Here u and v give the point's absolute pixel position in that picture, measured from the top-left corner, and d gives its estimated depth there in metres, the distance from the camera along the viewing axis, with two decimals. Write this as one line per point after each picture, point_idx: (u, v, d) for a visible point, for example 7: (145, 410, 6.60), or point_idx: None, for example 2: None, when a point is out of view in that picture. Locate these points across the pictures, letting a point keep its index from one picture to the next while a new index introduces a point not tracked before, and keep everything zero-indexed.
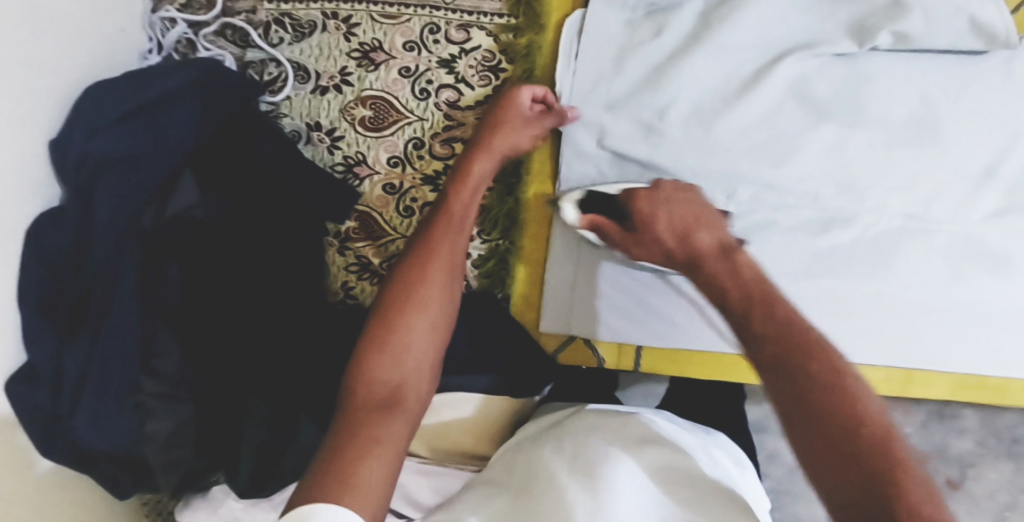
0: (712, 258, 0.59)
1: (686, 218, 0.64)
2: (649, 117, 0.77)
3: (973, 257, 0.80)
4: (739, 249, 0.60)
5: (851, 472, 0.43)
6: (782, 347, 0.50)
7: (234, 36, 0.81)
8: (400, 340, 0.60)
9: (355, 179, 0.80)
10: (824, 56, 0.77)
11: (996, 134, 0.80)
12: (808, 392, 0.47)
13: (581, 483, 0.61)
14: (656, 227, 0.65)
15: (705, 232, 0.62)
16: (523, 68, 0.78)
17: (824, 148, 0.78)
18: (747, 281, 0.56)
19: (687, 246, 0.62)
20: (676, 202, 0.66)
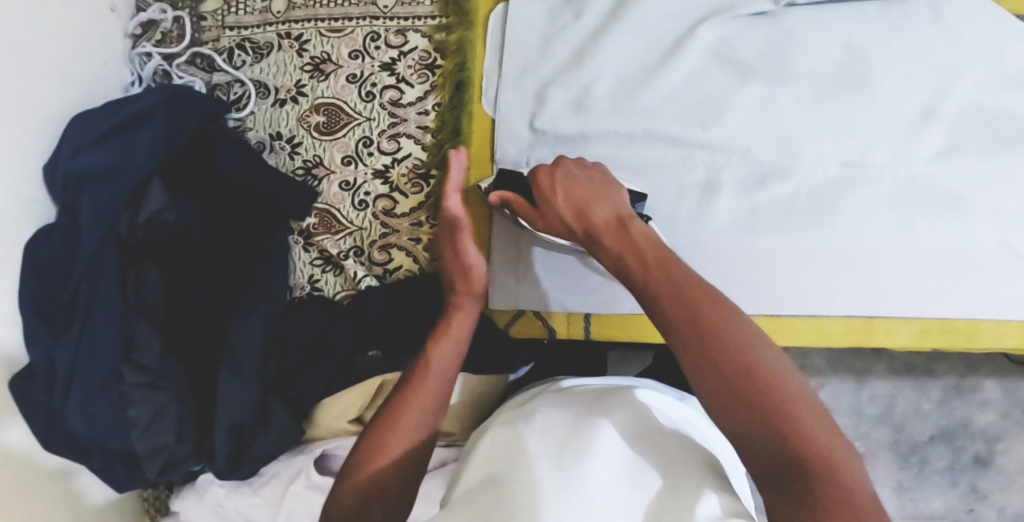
0: (609, 230, 0.67)
1: (582, 193, 0.71)
2: (576, 94, 0.81)
3: (927, 199, 0.80)
4: (631, 221, 0.67)
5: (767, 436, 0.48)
6: (711, 352, 0.53)
7: (202, 63, 0.90)
8: (416, 402, 0.65)
9: (314, 180, 0.86)
10: (742, 18, 0.81)
11: (935, 72, 0.80)
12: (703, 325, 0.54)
13: (556, 469, 0.59)
14: (555, 203, 0.71)
15: (600, 206, 0.69)
16: (456, 62, 0.83)
17: (753, 105, 0.80)
18: (681, 283, 0.58)
19: (583, 220, 0.69)
20: (573, 177, 0.72)
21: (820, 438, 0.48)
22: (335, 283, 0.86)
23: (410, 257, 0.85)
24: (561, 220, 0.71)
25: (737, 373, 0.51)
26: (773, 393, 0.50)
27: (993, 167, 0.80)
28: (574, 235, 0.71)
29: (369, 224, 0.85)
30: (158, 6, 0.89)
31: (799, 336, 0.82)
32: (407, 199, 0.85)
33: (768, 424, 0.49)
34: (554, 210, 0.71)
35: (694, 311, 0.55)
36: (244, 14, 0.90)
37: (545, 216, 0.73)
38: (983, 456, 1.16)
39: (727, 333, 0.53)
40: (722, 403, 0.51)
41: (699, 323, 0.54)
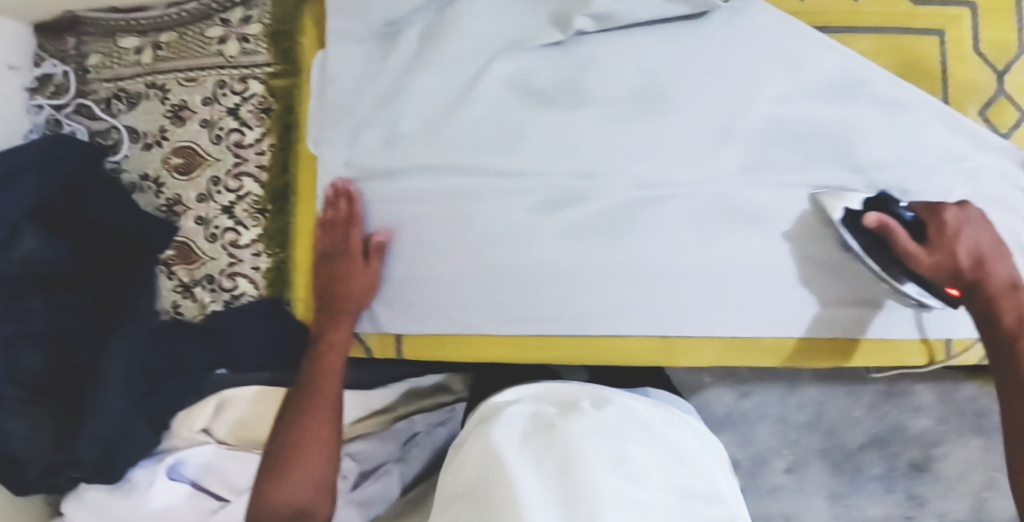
0: (1004, 295, 0.73)
1: (986, 246, 0.74)
2: (385, 133, 0.86)
3: (725, 216, 0.83)
4: (1022, 291, 0.73)
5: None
6: None
7: (86, 113, 1.01)
8: (318, 413, 0.81)
9: (175, 215, 0.97)
10: (537, 49, 0.84)
11: (729, 90, 0.82)
12: (1021, 386, 0.70)
13: (544, 481, 0.63)
14: (958, 245, 0.74)
15: (1002, 265, 0.74)
16: (284, 105, 0.92)
17: (551, 134, 0.84)
18: (1019, 311, 0.72)
19: (981, 270, 0.73)
20: (979, 224, 0.75)
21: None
22: (195, 308, 0.96)
23: (251, 284, 0.93)
24: (953, 258, 0.74)
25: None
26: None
27: (790, 181, 0.83)
28: (959, 276, 0.74)
29: (218, 255, 0.94)
30: (50, 61, 1.01)
31: (592, 353, 0.86)
32: (248, 231, 0.93)
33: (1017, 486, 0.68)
34: (958, 251, 0.74)
35: (1022, 381, 0.71)
36: (119, 67, 1.00)
37: (940, 251, 0.74)
38: (919, 462, 1.14)
39: None
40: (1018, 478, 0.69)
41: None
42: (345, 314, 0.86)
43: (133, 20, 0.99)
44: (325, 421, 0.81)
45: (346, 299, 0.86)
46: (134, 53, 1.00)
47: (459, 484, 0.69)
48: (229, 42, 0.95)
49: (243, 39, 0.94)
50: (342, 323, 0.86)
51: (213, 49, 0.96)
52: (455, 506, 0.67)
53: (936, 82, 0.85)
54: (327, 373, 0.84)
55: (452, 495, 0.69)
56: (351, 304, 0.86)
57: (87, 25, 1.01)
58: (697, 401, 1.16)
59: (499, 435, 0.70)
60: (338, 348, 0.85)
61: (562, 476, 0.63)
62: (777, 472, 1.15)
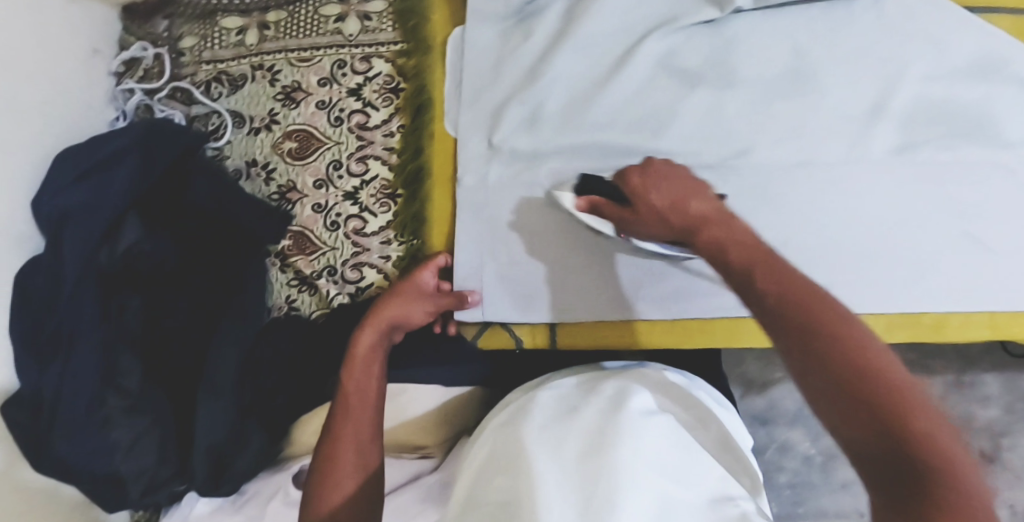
0: (712, 226, 0.60)
1: (682, 187, 0.64)
2: (530, 111, 0.84)
3: (869, 199, 0.82)
4: (733, 218, 0.60)
5: (844, 407, 0.46)
6: (845, 358, 0.47)
7: (182, 97, 0.94)
8: (342, 428, 0.67)
9: (288, 204, 0.90)
10: (688, 28, 0.83)
11: (882, 68, 0.83)
12: (804, 305, 0.50)
13: (564, 472, 0.59)
14: (648, 196, 0.66)
15: (701, 200, 0.63)
16: (416, 84, 0.87)
17: (704, 112, 0.82)
18: (737, 236, 0.58)
19: (681, 213, 0.62)
20: (665, 170, 0.67)
21: (911, 404, 0.44)
22: (312, 303, 0.89)
23: (379, 274, 0.87)
24: (659, 214, 0.65)
25: (836, 354, 0.47)
26: (867, 369, 0.46)
27: (944, 158, 0.82)
28: (671, 230, 0.64)
29: (341, 245, 0.88)
30: (139, 44, 0.94)
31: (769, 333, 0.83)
32: (376, 218, 0.87)
33: (854, 398, 0.45)
34: (651, 201, 0.66)
35: (803, 285, 0.52)
36: (219, 48, 0.94)
37: (641, 214, 0.67)
38: (988, 452, 1.17)
39: (863, 343, 0.47)
40: (841, 425, 0.46)
41: (808, 292, 0.51)
42: (382, 317, 0.74)
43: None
44: (359, 438, 0.67)
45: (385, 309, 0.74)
46: (236, 34, 0.93)
47: (473, 473, 0.65)
48: (349, 20, 0.90)
49: (365, 16, 0.90)
50: (373, 324, 0.73)
51: (330, 28, 0.91)
52: (464, 491, 0.64)
53: None
54: (353, 382, 0.70)
55: (464, 472, 0.67)
56: (383, 307, 0.74)
57: (182, 7, 0.95)
58: (766, 399, 1.15)
59: (516, 424, 0.66)
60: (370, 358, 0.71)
61: (584, 466, 0.59)
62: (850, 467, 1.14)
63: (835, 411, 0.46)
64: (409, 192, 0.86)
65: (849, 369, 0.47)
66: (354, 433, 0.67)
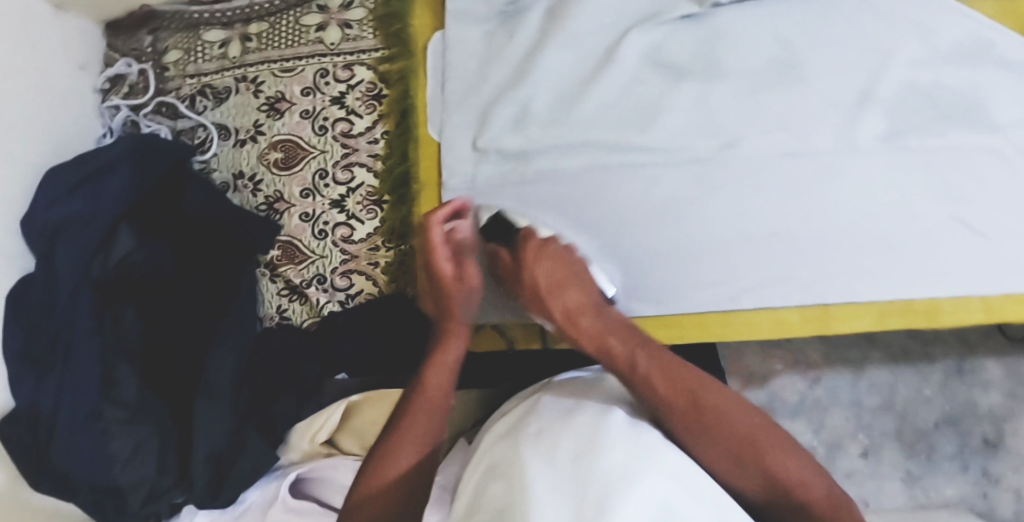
0: (586, 316, 0.72)
1: (556, 271, 0.74)
2: (517, 111, 0.83)
3: (859, 186, 0.81)
4: (602, 311, 0.73)
5: (742, 474, 0.63)
6: (718, 433, 0.64)
7: (168, 112, 0.94)
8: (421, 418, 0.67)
9: (276, 214, 0.90)
10: (670, 23, 0.82)
11: (868, 55, 0.82)
12: (678, 396, 0.64)
13: (559, 479, 0.58)
14: (535, 276, 0.74)
15: (569, 288, 0.73)
16: (400, 89, 0.87)
17: (689, 105, 0.82)
18: (604, 327, 0.71)
19: (558, 306, 0.72)
20: (549, 250, 0.75)
21: (776, 465, 0.62)
22: (303, 311, 0.89)
23: (369, 280, 0.87)
24: (553, 297, 0.73)
25: (715, 431, 0.64)
26: (745, 450, 0.63)
27: (932, 141, 0.81)
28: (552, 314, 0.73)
29: (330, 253, 0.88)
30: (123, 60, 0.94)
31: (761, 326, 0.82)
32: (364, 225, 0.87)
33: (738, 461, 0.63)
34: (536, 279, 0.74)
35: (680, 393, 0.65)
36: (202, 61, 0.94)
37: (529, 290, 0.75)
38: (992, 439, 1.11)
39: (732, 416, 0.64)
40: (733, 478, 0.64)
41: (682, 397, 0.64)
42: (455, 311, 0.74)
43: (218, 11, 0.93)
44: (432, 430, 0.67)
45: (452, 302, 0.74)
46: (219, 46, 0.94)
47: (480, 477, 0.64)
48: (330, 28, 0.90)
49: (346, 24, 0.90)
50: (453, 322, 0.73)
51: (311, 37, 0.91)
52: (470, 492, 0.64)
53: None
54: (437, 369, 0.70)
55: (471, 475, 0.66)
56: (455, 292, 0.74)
57: (164, 20, 0.95)
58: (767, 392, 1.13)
59: (519, 431, 0.66)
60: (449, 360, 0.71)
61: (575, 472, 0.58)
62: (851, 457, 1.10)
63: (731, 471, 0.63)
64: (393, 195, 0.86)
65: (722, 443, 0.63)
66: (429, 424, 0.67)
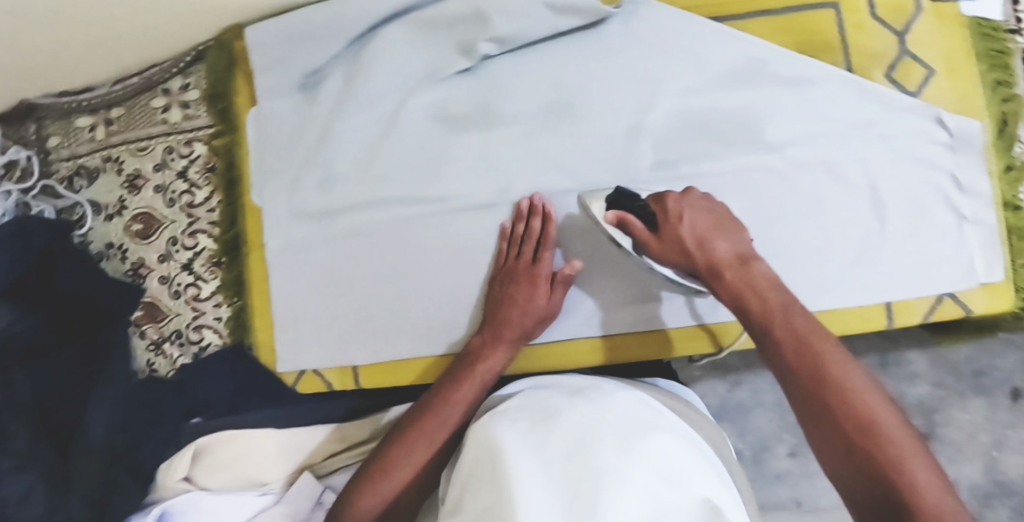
0: (729, 269, 0.76)
1: (704, 227, 0.78)
2: (321, 175, 0.91)
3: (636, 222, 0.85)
4: (754, 263, 0.76)
5: (847, 453, 0.64)
6: (834, 398, 0.66)
7: (52, 193, 1.06)
8: (444, 415, 0.82)
9: (141, 278, 1.02)
10: (450, 78, 0.87)
11: (633, 91, 0.85)
12: (804, 357, 0.69)
13: (545, 475, 0.67)
14: (680, 228, 0.78)
15: (723, 243, 0.77)
16: (228, 162, 0.97)
17: (473, 155, 0.87)
18: (754, 286, 0.74)
19: (705, 253, 0.77)
20: (698, 208, 0.79)
21: (885, 424, 0.64)
22: (167, 363, 1.00)
23: (216, 333, 0.98)
24: (682, 248, 0.78)
25: (825, 396, 0.66)
26: (850, 408, 0.65)
27: (704, 168, 0.84)
28: (693, 265, 0.78)
29: (183, 310, 0.99)
30: (14, 148, 1.05)
31: (535, 360, 0.91)
32: (208, 284, 0.98)
33: (844, 432, 0.65)
34: (677, 237, 0.78)
35: (805, 336, 0.70)
36: (77, 145, 1.06)
37: (662, 244, 0.79)
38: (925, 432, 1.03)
39: (858, 392, 0.66)
40: (829, 451, 0.65)
41: (805, 343, 0.70)
42: (503, 339, 0.85)
43: (85, 99, 1.05)
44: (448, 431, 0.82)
45: (508, 327, 0.85)
46: (88, 131, 1.05)
47: (468, 469, 0.72)
48: (172, 110, 1.01)
49: (184, 105, 1.00)
50: (498, 347, 0.84)
51: (158, 118, 1.02)
52: (463, 485, 0.72)
53: (836, 54, 0.86)
54: (471, 381, 0.83)
55: (459, 470, 0.74)
56: (511, 313, 0.84)
57: (43, 111, 1.06)
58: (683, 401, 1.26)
59: (504, 427, 0.73)
60: (485, 373, 0.84)
61: (568, 466, 0.67)
62: (780, 457, 1.20)
63: (839, 440, 0.65)
64: (228, 258, 0.97)
65: (832, 409, 0.66)
66: (455, 419, 0.82)
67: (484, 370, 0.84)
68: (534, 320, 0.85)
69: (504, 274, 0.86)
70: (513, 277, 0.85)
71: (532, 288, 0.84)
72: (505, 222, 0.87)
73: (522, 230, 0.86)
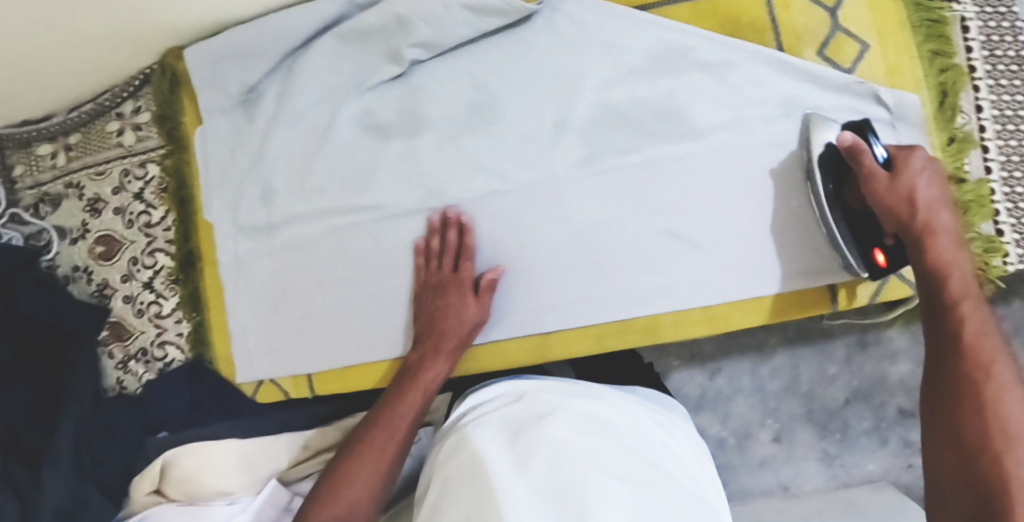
0: (939, 236, 0.70)
1: (928, 191, 0.72)
2: (261, 189, 0.92)
3: (565, 217, 0.83)
4: (962, 241, 0.71)
5: (962, 465, 0.61)
6: (978, 403, 0.62)
7: (17, 220, 1.08)
8: (388, 432, 0.80)
9: (107, 298, 1.05)
10: (380, 86, 0.88)
11: (558, 86, 0.84)
12: (966, 349, 0.64)
13: (532, 480, 0.66)
14: (906, 178, 0.73)
15: (942, 212, 0.71)
16: (177, 180, 0.98)
17: (402, 161, 0.88)
18: (954, 265, 0.69)
19: (925, 214, 0.71)
20: (928, 169, 0.73)
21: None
22: (135, 380, 1.03)
23: (178, 349, 1.00)
24: (901, 199, 0.72)
25: (969, 399, 0.62)
26: (988, 408, 0.61)
27: (631, 160, 0.83)
28: (901, 223, 0.72)
29: (146, 328, 1.01)
30: None
31: (483, 360, 0.88)
32: (168, 301, 1.00)
33: (974, 440, 0.61)
34: (882, 192, 0.73)
35: (976, 340, 0.65)
36: (39, 173, 1.09)
37: (875, 193, 0.74)
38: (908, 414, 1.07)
39: (1009, 408, 0.61)
40: (947, 456, 0.62)
41: (979, 344, 0.64)
42: (442, 350, 0.83)
43: (42, 128, 1.07)
44: (393, 447, 0.79)
45: (448, 336, 0.83)
46: (48, 158, 1.08)
47: (447, 476, 0.70)
48: (126, 133, 1.03)
49: (136, 127, 1.02)
50: (438, 359, 0.83)
51: (114, 142, 1.04)
52: (439, 490, 0.69)
53: (767, 35, 0.85)
54: (417, 389, 0.82)
55: (434, 476, 0.72)
56: (444, 326, 0.83)
57: (2, 141, 1.08)
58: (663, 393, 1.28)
59: (483, 434, 0.72)
60: (428, 385, 0.83)
61: (552, 473, 0.67)
62: (763, 444, 1.26)
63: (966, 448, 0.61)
64: (181, 276, 0.98)
65: (975, 416, 0.61)
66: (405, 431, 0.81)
67: (423, 381, 0.83)
68: (468, 329, 0.83)
69: (432, 289, 0.85)
70: (449, 288, 0.83)
71: (464, 299, 0.83)
72: (419, 240, 0.87)
73: (437, 240, 0.86)
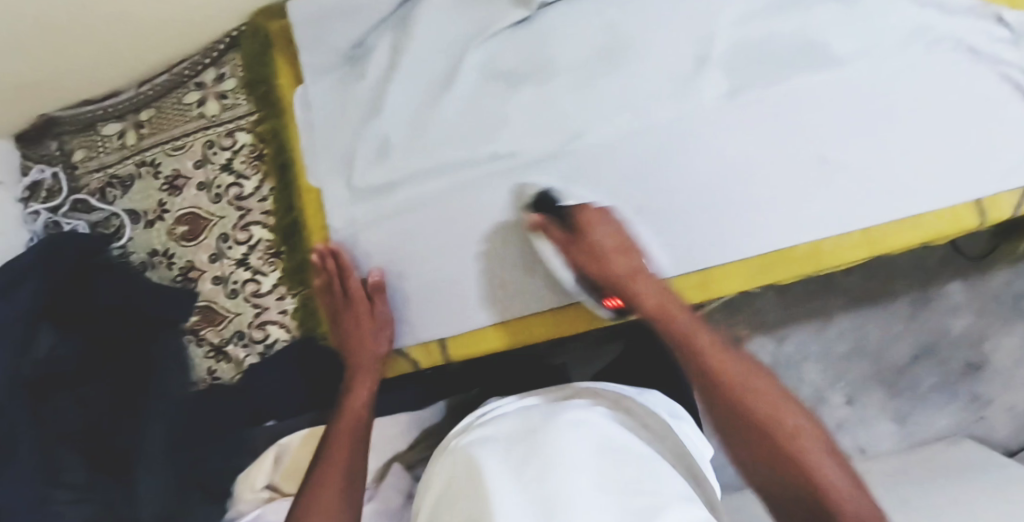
0: (635, 282, 0.80)
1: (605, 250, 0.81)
2: (377, 145, 0.86)
3: (710, 152, 0.83)
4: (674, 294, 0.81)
5: (783, 485, 0.70)
6: (772, 437, 0.72)
7: (83, 208, 1.00)
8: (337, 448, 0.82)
9: (190, 281, 0.96)
10: (504, 33, 0.85)
11: (694, 21, 0.83)
12: (740, 396, 0.74)
13: (523, 483, 0.64)
14: (597, 238, 0.81)
15: (630, 266, 0.81)
16: (275, 145, 0.92)
17: (532, 107, 0.84)
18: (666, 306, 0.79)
19: (630, 274, 0.81)
20: (610, 226, 0.82)
21: (821, 460, 0.70)
22: (230, 369, 0.94)
23: (282, 328, 0.93)
24: (595, 253, 0.81)
25: (773, 436, 0.72)
26: (788, 438, 0.71)
27: (773, 93, 0.83)
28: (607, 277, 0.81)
29: (243, 310, 0.94)
30: (38, 167, 1.00)
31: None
32: (268, 277, 0.93)
33: (789, 480, 0.69)
34: (596, 244, 0.81)
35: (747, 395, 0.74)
36: (105, 154, 1.00)
37: (574, 250, 0.81)
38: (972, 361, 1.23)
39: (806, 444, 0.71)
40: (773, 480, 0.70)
41: (750, 396, 0.74)
42: (362, 368, 0.87)
43: (108, 106, 0.99)
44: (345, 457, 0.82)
45: (359, 351, 0.87)
46: (117, 138, 1.00)
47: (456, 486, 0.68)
48: (209, 102, 0.96)
49: (221, 95, 0.96)
50: (362, 376, 0.87)
51: (194, 113, 0.97)
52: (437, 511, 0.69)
53: None
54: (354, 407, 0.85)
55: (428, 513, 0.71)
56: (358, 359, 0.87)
57: (64, 123, 0.99)
58: (737, 360, 1.25)
59: (473, 454, 0.71)
60: (360, 406, 0.85)
61: (522, 480, 0.64)
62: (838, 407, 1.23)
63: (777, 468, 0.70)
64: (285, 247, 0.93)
65: (786, 449, 0.71)
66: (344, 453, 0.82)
67: (358, 399, 0.86)
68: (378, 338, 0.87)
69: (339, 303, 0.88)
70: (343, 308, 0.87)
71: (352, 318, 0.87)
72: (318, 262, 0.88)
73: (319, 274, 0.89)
